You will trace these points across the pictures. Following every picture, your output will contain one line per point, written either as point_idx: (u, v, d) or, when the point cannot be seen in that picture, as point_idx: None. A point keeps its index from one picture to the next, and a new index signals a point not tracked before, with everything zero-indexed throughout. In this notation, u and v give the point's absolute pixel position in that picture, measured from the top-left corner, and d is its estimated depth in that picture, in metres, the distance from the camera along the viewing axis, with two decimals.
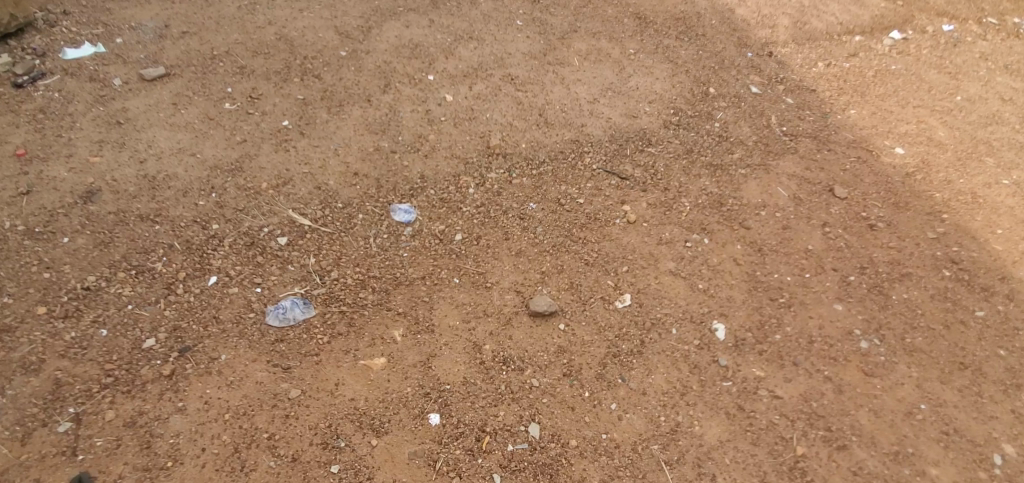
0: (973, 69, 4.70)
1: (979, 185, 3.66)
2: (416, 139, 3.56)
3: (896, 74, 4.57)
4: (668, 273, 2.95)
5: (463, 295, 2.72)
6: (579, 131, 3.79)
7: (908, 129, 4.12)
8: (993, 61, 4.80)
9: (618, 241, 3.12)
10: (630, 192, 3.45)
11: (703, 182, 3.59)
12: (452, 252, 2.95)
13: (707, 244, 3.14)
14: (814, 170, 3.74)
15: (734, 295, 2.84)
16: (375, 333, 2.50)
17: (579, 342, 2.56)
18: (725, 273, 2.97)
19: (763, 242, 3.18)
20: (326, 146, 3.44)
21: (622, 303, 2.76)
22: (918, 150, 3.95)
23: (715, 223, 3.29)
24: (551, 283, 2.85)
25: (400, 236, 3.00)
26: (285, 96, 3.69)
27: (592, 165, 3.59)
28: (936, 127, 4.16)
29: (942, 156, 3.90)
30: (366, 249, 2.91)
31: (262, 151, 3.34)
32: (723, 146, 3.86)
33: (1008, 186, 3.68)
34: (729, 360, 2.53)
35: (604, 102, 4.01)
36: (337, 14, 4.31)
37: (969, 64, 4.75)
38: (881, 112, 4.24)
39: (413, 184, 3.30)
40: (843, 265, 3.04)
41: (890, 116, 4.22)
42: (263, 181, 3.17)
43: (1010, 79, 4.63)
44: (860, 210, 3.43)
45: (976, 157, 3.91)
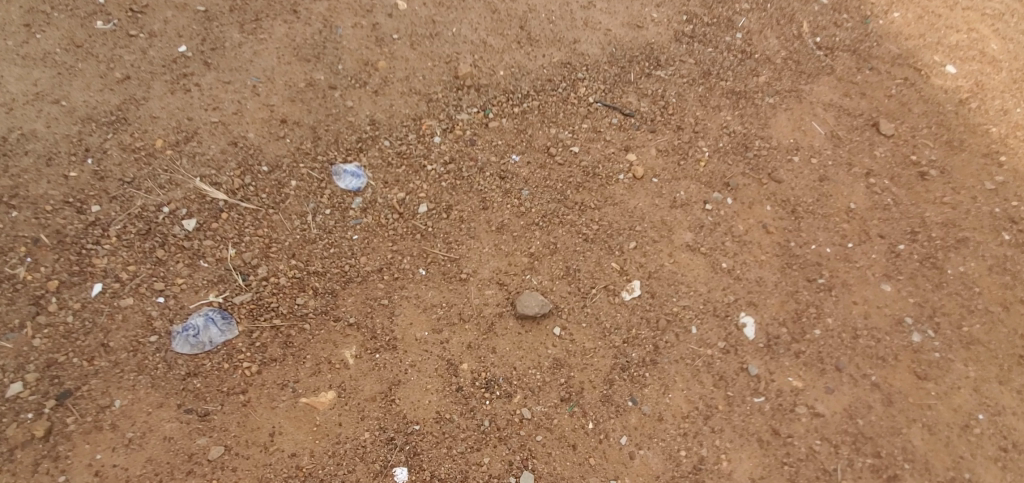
0: None
1: None
2: (361, 68, 2.72)
3: None
4: (684, 248, 2.40)
5: (432, 294, 2.15)
6: (572, 50, 2.95)
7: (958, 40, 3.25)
8: None
9: (622, 205, 2.51)
10: (636, 135, 2.76)
11: (723, 117, 2.88)
12: (415, 231, 2.32)
13: (730, 206, 2.56)
14: (855, 97, 3.02)
15: (764, 276, 2.34)
16: (320, 356, 1.95)
17: (579, 352, 2.07)
18: (754, 246, 2.43)
19: (796, 201, 2.62)
20: (242, 81, 2.60)
21: (630, 294, 2.23)
22: (971, 69, 3.16)
23: (740, 175, 2.68)
24: (542, 269, 2.27)
25: (348, 210, 2.34)
26: (180, 8, 2.73)
27: (588, 97, 2.83)
28: (988, 38, 3.27)
29: (997, 77, 3.15)
30: (303, 231, 2.25)
31: (153, 92, 2.51)
32: (747, 67, 3.06)
33: None
34: (761, 367, 2.09)
35: (601, 6, 3.10)
36: None
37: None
38: (926, 16, 3.32)
39: (362, 133, 2.55)
40: (890, 229, 2.54)
41: (938, 21, 3.30)
42: (159, 138, 2.40)
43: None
44: (909, 152, 2.83)
45: None
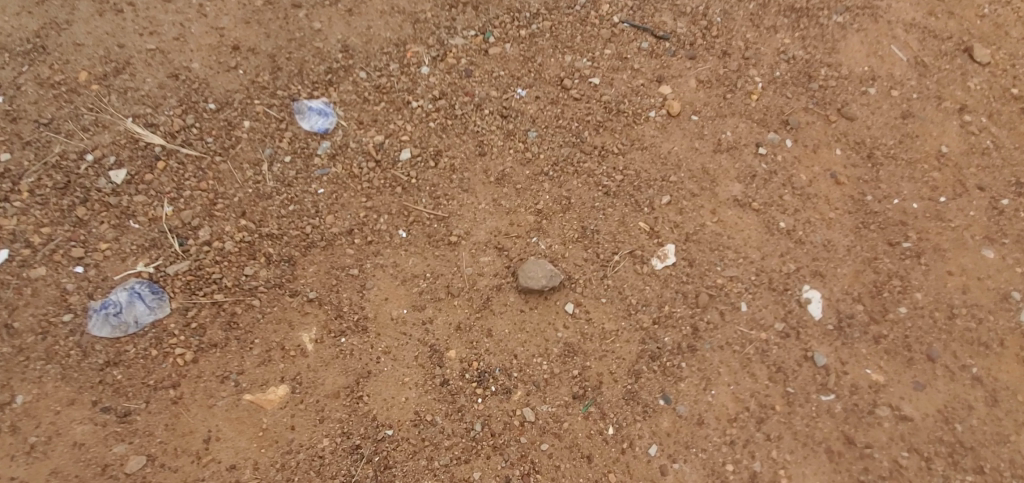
0: None
1: None
2: None
3: None
4: (732, 203, 1.91)
5: (413, 262, 1.73)
6: None
7: None
8: None
9: (653, 150, 2.01)
10: (671, 62, 2.22)
11: (781, 40, 2.30)
12: (395, 183, 1.87)
13: (790, 149, 2.05)
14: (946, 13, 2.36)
15: (833, 238, 1.85)
16: (270, 341, 1.57)
17: (597, 336, 1.65)
18: (820, 201, 1.94)
19: (873, 143, 2.09)
20: None
21: (662, 261, 1.78)
22: None
23: (803, 111, 2.14)
24: (552, 231, 1.82)
25: (312, 158, 1.88)
26: None
27: (613, 16, 2.28)
28: None
29: None
30: (257, 184, 1.82)
31: (77, 13, 2.03)
32: None
33: None
34: (830, 355, 1.65)
35: None
36: None
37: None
38: None
39: (332, 62, 2.06)
40: (991, 180, 2.02)
41: None
42: (85, 71, 1.96)
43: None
44: (1014, 82, 2.25)
45: None
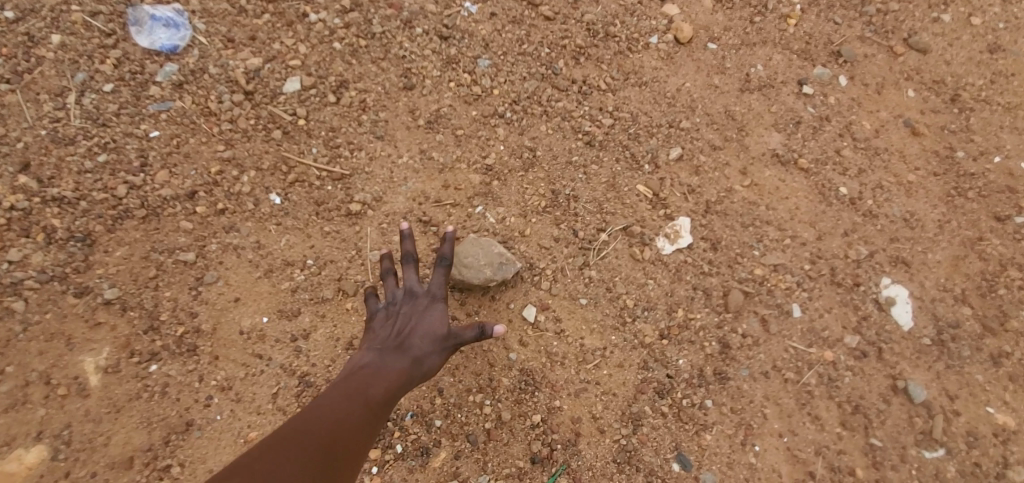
0: None
1: None
2: None
3: None
4: (770, 160, 1.32)
5: (280, 243, 1.15)
6: None
7: None
8: None
9: (655, 86, 1.40)
10: None
11: None
12: (272, 124, 1.24)
13: (845, 89, 1.45)
14: None
15: (916, 210, 1.28)
16: (30, 370, 1.03)
17: (572, 358, 1.11)
18: (892, 158, 1.35)
19: (957, 82, 1.49)
20: None
21: (674, 244, 1.20)
22: None
23: (858, 40, 1.51)
24: (506, 197, 1.23)
25: (142, 96, 1.24)
26: None
27: None
28: None
29: None
30: (57, 124, 1.20)
31: None
32: None
33: None
34: (931, 386, 1.10)
35: None
36: None
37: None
38: None
39: None
40: None
41: None
42: None
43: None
44: None
45: None
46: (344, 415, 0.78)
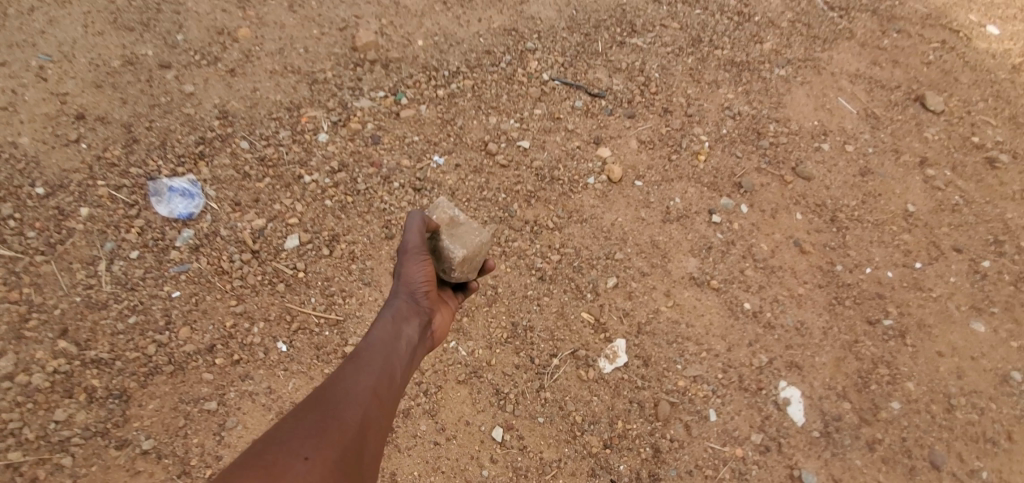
0: None
1: None
2: (212, 38, 1.88)
3: None
4: (688, 282, 1.63)
5: (287, 386, 1.40)
6: (518, 14, 2.29)
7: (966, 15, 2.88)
8: None
9: (593, 222, 1.73)
10: (608, 122, 2.04)
11: (724, 95, 2.22)
12: (276, 277, 1.50)
13: (746, 216, 1.82)
14: (885, 66, 2.48)
15: (805, 319, 1.59)
16: None
17: (533, 470, 1.38)
18: (785, 274, 1.68)
19: (835, 205, 1.89)
20: (22, 62, 1.73)
21: (612, 363, 1.47)
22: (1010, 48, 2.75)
23: (757, 171, 1.95)
24: (476, 332, 1.50)
25: (161, 256, 1.49)
26: None
27: (541, 73, 2.13)
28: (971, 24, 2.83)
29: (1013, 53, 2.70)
30: (90, 290, 1.42)
31: None
32: (745, 32, 2.51)
33: None
34: (821, 472, 1.39)
35: None
36: None
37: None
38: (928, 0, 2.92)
39: (203, 131, 1.70)
40: (967, 241, 1.84)
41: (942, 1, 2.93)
42: None
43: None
44: (966, 132, 2.22)
45: None
46: (363, 346, 1.02)
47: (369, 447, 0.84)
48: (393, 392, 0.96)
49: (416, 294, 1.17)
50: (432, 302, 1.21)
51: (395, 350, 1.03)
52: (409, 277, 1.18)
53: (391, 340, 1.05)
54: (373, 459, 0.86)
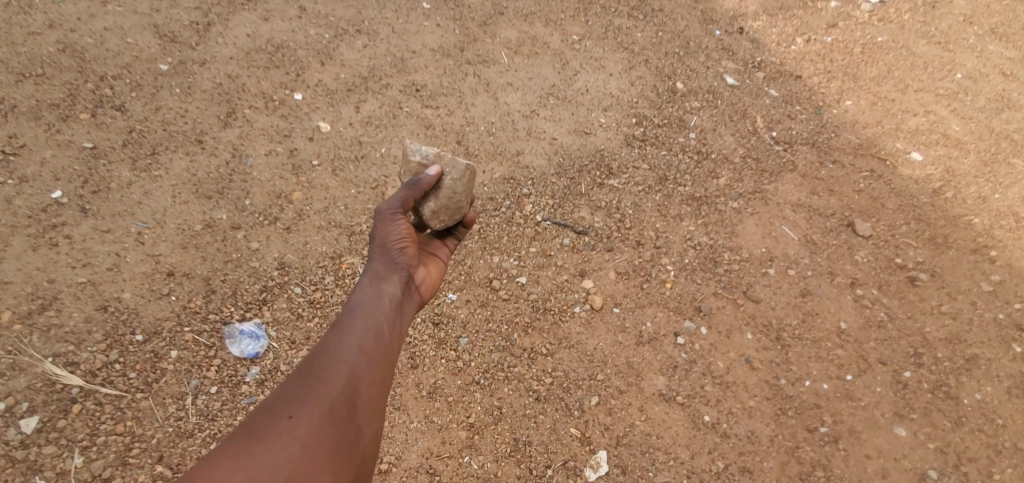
0: (903, 89, 3.98)
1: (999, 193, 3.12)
2: (272, 201, 2.35)
3: (858, 77, 4.06)
4: (657, 398, 2.06)
5: None
6: (516, 163, 2.80)
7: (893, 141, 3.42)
8: (917, 83, 4.08)
9: (579, 347, 2.16)
10: (591, 257, 2.48)
11: (686, 227, 2.69)
12: None
13: (706, 336, 2.23)
14: (822, 195, 2.97)
15: (755, 429, 2.01)
16: None
17: None
18: (738, 389, 2.09)
19: (780, 324, 2.30)
20: (124, 228, 2.15)
21: (597, 470, 1.91)
22: (932, 172, 3.19)
23: (713, 296, 2.37)
24: (485, 447, 1.93)
25: (238, 389, 1.90)
26: (65, 146, 2.33)
27: (533, 215, 2.60)
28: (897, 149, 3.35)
29: (934, 176, 3.16)
30: (179, 421, 1.82)
31: (10, 248, 2.03)
32: (703, 169, 3.02)
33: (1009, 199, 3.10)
34: None
35: (545, 115, 3.08)
36: (160, 5, 2.96)
37: (932, 77, 4.14)
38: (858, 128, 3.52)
39: (266, 280, 2.13)
40: (891, 353, 2.25)
41: (870, 128, 3.52)
42: (22, 311, 1.92)
43: (976, 84, 4.14)
44: (892, 254, 2.65)
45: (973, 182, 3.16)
46: (355, 305, 1.48)
47: (355, 386, 1.29)
48: (379, 344, 1.41)
49: (394, 252, 1.63)
50: (413, 255, 1.67)
51: (379, 308, 1.50)
52: (387, 235, 1.64)
53: (374, 300, 1.51)
54: (359, 393, 1.29)
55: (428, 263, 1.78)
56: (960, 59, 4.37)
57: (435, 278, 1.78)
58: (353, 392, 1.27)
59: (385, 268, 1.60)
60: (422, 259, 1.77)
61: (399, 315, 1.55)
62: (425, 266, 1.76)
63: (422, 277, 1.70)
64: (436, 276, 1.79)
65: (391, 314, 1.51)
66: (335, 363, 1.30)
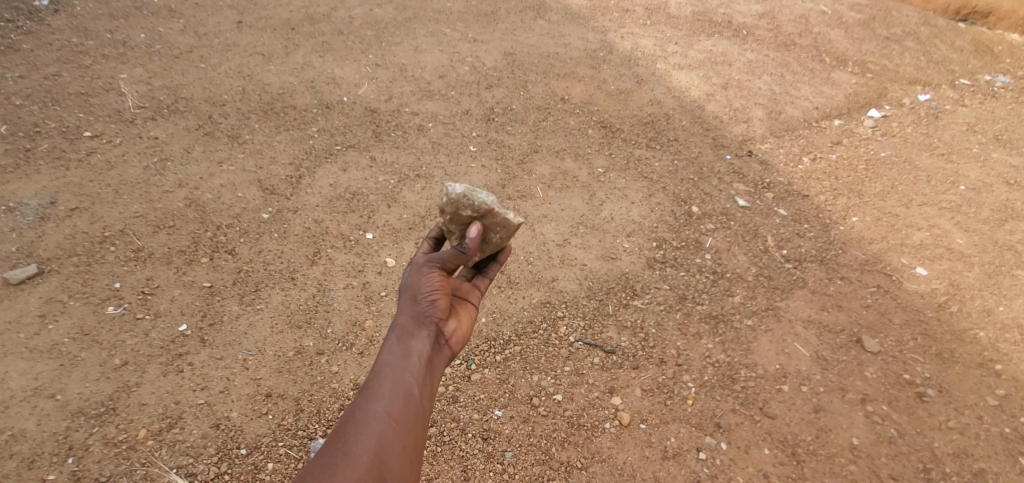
0: (914, 194, 4.16)
1: (1001, 304, 3.35)
2: (348, 328, 2.82)
3: (867, 182, 4.26)
4: None
5: None
6: (551, 288, 3.26)
7: (900, 259, 3.61)
8: (927, 183, 4.26)
9: (610, 460, 2.53)
10: (619, 374, 2.84)
11: (705, 344, 3.02)
12: None
13: (726, 451, 2.57)
14: (832, 311, 3.23)
15: None
16: None
17: None
18: None
19: (795, 439, 2.63)
20: (233, 355, 2.64)
21: None
22: (938, 284, 3.45)
23: (732, 411, 2.71)
24: None
25: None
26: (189, 286, 2.91)
27: (567, 335, 3.01)
28: (904, 264, 3.58)
29: (941, 291, 3.41)
30: None
31: (147, 375, 2.53)
32: (719, 287, 3.36)
33: (1016, 309, 3.33)
34: None
35: (575, 243, 3.57)
36: (262, 163, 3.71)
37: (936, 191, 4.19)
38: (866, 245, 3.71)
39: (344, 399, 2.55)
40: (901, 469, 2.55)
41: (875, 245, 3.71)
42: (154, 428, 2.36)
43: (981, 194, 4.19)
44: (900, 370, 2.93)
45: (978, 293, 3.41)
46: (385, 364, 1.67)
47: (379, 458, 1.46)
48: (403, 408, 1.58)
49: (423, 303, 1.80)
50: (443, 308, 1.82)
51: (406, 368, 1.67)
52: (420, 285, 1.82)
53: (401, 360, 1.69)
54: (386, 465, 1.46)
55: (461, 311, 1.93)
56: (964, 169, 4.43)
57: (466, 324, 1.92)
58: (377, 464, 1.45)
59: (414, 324, 1.77)
60: (455, 308, 1.92)
61: (427, 372, 1.72)
62: (458, 315, 1.90)
63: (452, 329, 1.84)
64: (468, 322, 1.93)
65: (418, 373, 1.68)
66: (360, 436, 1.48)
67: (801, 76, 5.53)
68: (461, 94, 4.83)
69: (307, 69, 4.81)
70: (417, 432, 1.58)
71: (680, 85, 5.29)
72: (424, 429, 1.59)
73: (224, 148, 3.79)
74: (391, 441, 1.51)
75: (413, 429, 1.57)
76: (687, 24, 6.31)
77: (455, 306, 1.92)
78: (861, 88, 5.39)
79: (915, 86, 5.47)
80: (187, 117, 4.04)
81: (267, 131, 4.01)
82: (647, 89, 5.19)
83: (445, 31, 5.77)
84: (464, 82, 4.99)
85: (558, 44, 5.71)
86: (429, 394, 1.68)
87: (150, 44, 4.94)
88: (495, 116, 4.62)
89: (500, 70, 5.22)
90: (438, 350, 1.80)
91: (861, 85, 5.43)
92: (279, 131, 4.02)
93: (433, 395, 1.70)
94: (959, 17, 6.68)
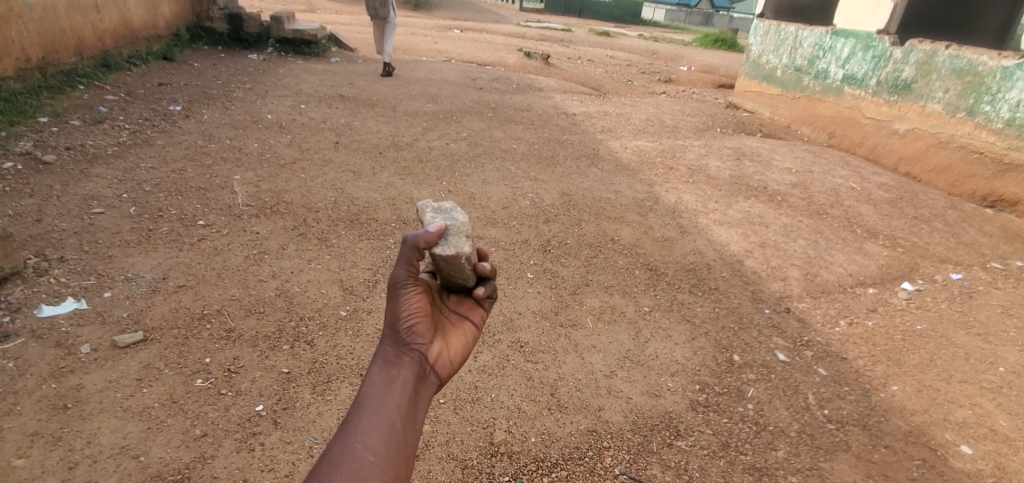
0: (955, 370, 4.25)
1: None
2: None
3: (904, 351, 4.41)
4: None
5: None
6: (597, 417, 3.38)
7: (945, 433, 3.64)
8: (965, 360, 4.38)
9: None
10: None
11: None
12: None
13: None
14: (878, 479, 3.23)
15: None
16: None
17: None
18: None
19: None
20: (301, 441, 2.81)
21: None
22: (985, 465, 3.43)
23: None
24: None
25: None
26: (269, 369, 3.18)
27: (613, 467, 3.08)
28: (949, 439, 3.60)
29: (989, 473, 3.38)
30: None
31: (222, 448, 2.71)
32: (762, 438, 3.42)
33: None
34: None
35: (622, 375, 3.74)
36: (345, 265, 4.15)
37: (975, 368, 4.29)
38: (907, 414, 3.76)
39: None
40: None
41: (917, 416, 3.76)
42: None
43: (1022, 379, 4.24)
44: None
45: None
46: (367, 396, 1.72)
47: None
48: (385, 438, 1.61)
49: (404, 333, 1.87)
50: (424, 332, 1.89)
51: (386, 399, 1.72)
52: (400, 311, 1.88)
53: (382, 391, 1.73)
54: None
55: (448, 335, 1.99)
56: (1003, 351, 4.52)
57: (455, 350, 1.98)
58: None
59: (396, 354, 1.84)
60: (441, 333, 1.98)
61: (412, 399, 1.77)
62: (445, 339, 1.98)
63: (437, 355, 1.90)
64: (457, 348, 1.99)
65: (399, 402, 1.73)
66: (337, 471, 1.50)
67: (834, 243, 5.93)
68: (521, 224, 5.37)
69: (389, 188, 5.47)
70: (399, 462, 1.60)
71: (722, 239, 5.73)
72: (407, 453, 1.63)
73: (314, 248, 4.28)
74: (371, 469, 1.54)
75: (394, 459, 1.59)
76: (726, 185, 6.95)
77: (441, 329, 1.99)
78: (893, 261, 5.71)
79: (946, 265, 5.78)
80: (286, 217, 4.62)
81: (351, 238, 4.51)
82: (690, 239, 5.63)
83: (510, 168, 6.51)
84: (525, 214, 5.55)
85: (610, 190, 6.34)
86: (412, 423, 1.72)
87: (261, 153, 5.75)
88: (551, 248, 5.08)
89: (557, 207, 5.80)
90: (424, 377, 1.85)
91: (894, 257, 5.77)
92: (361, 239, 4.53)
93: (419, 424, 1.74)
94: (986, 203, 6.92)
